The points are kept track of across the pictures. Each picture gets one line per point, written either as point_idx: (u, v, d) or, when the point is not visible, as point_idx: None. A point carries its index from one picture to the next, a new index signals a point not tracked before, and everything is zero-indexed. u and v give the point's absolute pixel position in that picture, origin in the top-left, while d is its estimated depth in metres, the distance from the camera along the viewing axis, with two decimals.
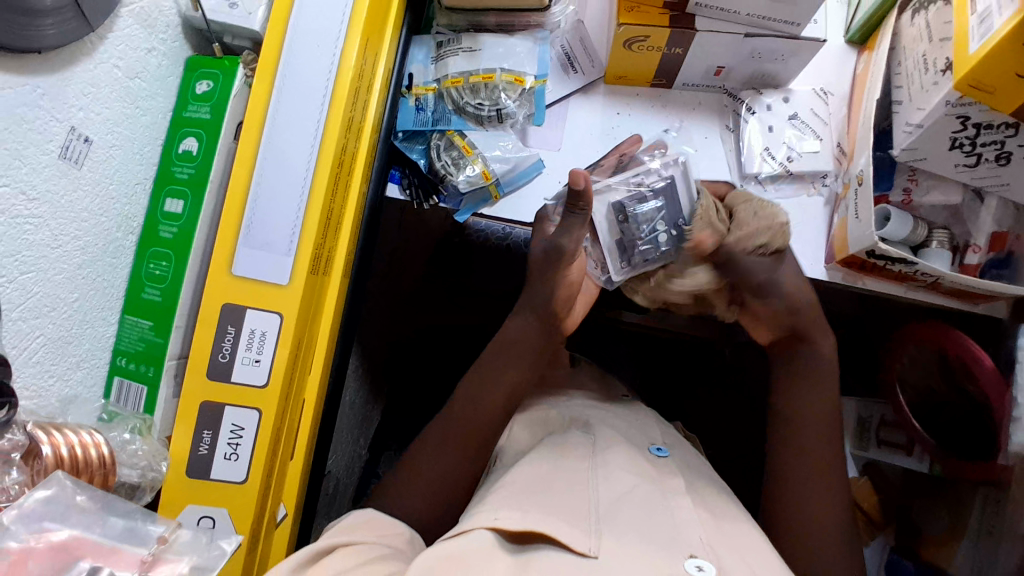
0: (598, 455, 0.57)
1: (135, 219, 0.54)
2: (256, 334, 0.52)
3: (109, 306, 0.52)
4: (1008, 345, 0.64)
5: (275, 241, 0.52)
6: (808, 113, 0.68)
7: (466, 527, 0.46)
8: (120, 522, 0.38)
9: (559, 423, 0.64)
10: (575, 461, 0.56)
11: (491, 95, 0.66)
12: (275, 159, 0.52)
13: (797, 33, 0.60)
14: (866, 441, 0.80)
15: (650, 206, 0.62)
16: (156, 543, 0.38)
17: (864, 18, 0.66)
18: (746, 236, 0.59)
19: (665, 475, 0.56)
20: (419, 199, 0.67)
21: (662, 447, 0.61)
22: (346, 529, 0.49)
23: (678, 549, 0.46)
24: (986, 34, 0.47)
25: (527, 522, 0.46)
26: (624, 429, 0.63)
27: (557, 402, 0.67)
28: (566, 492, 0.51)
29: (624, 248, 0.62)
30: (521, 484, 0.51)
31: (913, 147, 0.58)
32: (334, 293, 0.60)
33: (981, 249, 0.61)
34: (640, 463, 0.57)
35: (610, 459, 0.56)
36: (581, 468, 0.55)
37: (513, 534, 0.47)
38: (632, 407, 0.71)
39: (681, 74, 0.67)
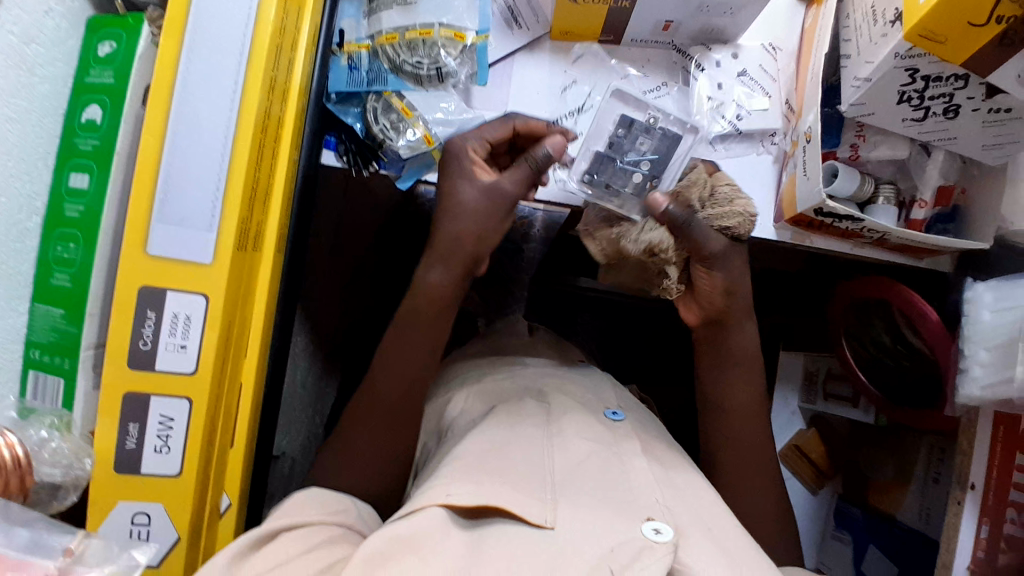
0: (553, 422, 0.56)
1: (39, 198, 0.49)
2: (180, 318, 0.48)
3: (15, 295, 0.48)
4: (953, 297, 0.66)
5: (195, 216, 0.48)
6: (757, 70, 0.66)
7: (417, 505, 0.44)
8: (24, 533, 0.36)
9: (514, 392, 0.62)
10: (531, 429, 0.55)
11: (430, 52, 0.61)
12: (189, 127, 0.48)
13: None
14: (813, 394, 0.83)
15: (645, 147, 0.59)
16: (62, 555, 0.36)
17: None
18: (713, 218, 0.56)
19: (621, 439, 0.55)
20: (359, 166, 0.65)
21: (617, 411, 0.61)
22: (297, 507, 0.47)
23: (637, 512, 0.45)
24: None
25: (484, 495, 0.45)
26: (579, 394, 0.63)
27: (513, 373, 0.66)
28: (525, 461, 0.50)
29: (601, 183, 0.60)
30: (475, 455, 0.50)
31: (861, 102, 0.57)
32: (266, 269, 0.56)
33: (927, 203, 0.61)
34: (596, 427, 0.56)
35: (565, 426, 0.55)
36: (537, 436, 0.54)
37: (468, 510, 0.45)
38: (588, 373, 0.70)
39: (628, 30, 0.64)
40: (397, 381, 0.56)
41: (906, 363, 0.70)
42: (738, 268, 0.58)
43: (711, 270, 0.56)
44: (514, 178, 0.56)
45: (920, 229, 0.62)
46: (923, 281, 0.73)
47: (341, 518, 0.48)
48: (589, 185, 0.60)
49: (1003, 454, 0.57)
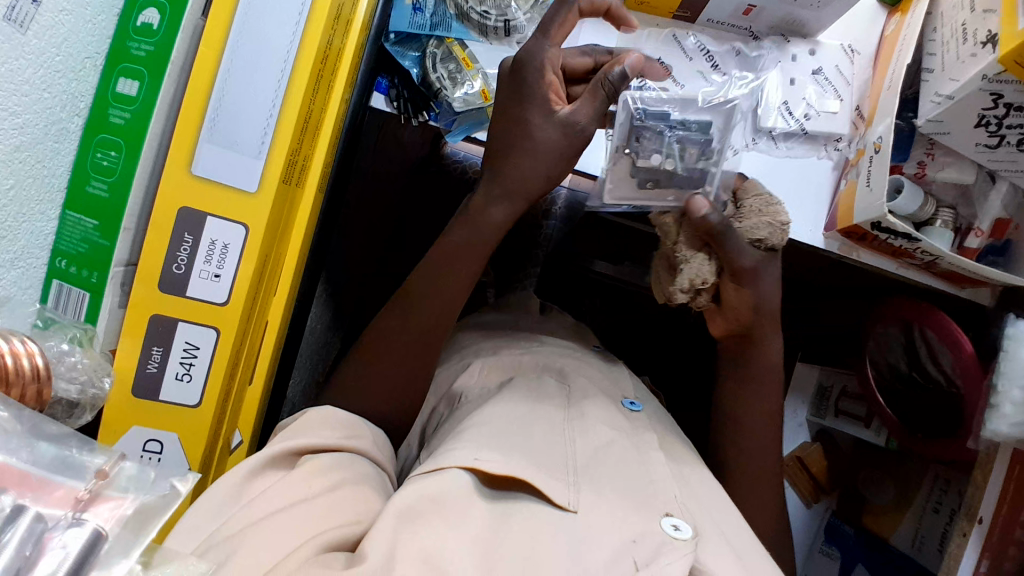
0: (573, 406, 0.55)
1: (83, 99, 0.46)
2: (216, 246, 0.46)
3: (47, 198, 0.45)
4: (991, 333, 0.65)
5: (244, 142, 0.45)
6: (833, 70, 0.64)
7: (442, 465, 0.43)
8: (51, 449, 0.33)
9: (532, 369, 0.61)
10: (552, 410, 0.53)
11: (499, 3, 0.58)
12: (252, 43, 0.45)
13: None
14: (824, 410, 0.82)
15: (688, 159, 0.52)
16: (93, 477, 0.33)
17: None
18: (746, 231, 0.54)
19: (639, 429, 0.54)
20: (408, 113, 0.61)
21: (635, 401, 0.60)
22: (300, 428, 0.46)
23: (656, 507, 0.44)
24: None
25: (510, 467, 0.43)
26: (598, 380, 0.61)
27: (532, 349, 0.65)
28: (547, 442, 0.49)
29: (634, 135, 0.52)
30: (496, 427, 0.48)
31: (939, 120, 0.56)
32: (307, 207, 0.53)
33: (983, 233, 0.60)
34: (617, 415, 0.55)
35: (586, 410, 0.54)
36: (558, 417, 0.53)
37: (491, 479, 0.44)
38: (607, 360, 0.69)
39: (707, 10, 0.61)
40: (419, 340, 0.54)
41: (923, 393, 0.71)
42: (768, 283, 0.56)
43: (744, 285, 0.54)
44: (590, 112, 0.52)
45: (971, 258, 0.61)
46: (953, 311, 0.72)
47: (359, 444, 0.47)
48: (632, 123, 0.51)
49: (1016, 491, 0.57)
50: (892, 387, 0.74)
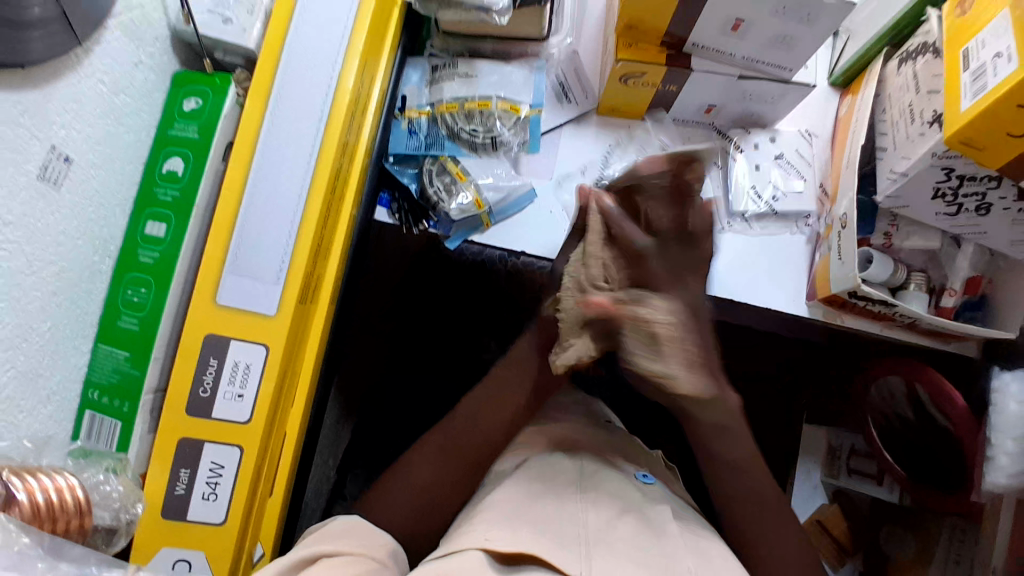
0: (585, 479, 0.56)
1: (113, 241, 0.50)
2: (240, 367, 0.50)
3: (81, 334, 0.49)
4: (982, 383, 0.67)
5: (263, 269, 0.50)
6: (794, 154, 0.70)
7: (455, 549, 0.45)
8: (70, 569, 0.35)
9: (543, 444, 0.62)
10: (563, 485, 0.54)
11: (486, 122, 0.64)
12: (269, 180, 0.50)
13: (788, 78, 0.61)
14: (837, 469, 0.83)
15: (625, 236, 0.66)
16: None
17: (847, 64, 0.69)
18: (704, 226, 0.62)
19: (652, 501, 0.56)
20: (409, 224, 0.66)
21: (649, 475, 0.61)
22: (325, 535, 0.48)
23: None
24: (980, 92, 0.48)
25: (523, 545, 0.45)
26: (607, 452, 0.63)
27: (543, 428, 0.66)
28: (557, 518, 0.49)
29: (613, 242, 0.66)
30: (509, 509, 0.50)
31: (896, 195, 0.60)
32: (320, 319, 0.57)
33: (957, 292, 0.63)
34: (630, 488, 0.56)
35: (597, 484, 0.55)
36: (572, 493, 0.54)
37: (504, 556, 0.45)
38: (616, 435, 0.70)
39: (674, 108, 0.68)
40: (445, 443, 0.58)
41: (930, 440, 0.71)
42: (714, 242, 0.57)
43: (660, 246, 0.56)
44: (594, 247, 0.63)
45: (949, 316, 0.64)
46: (948, 362, 0.74)
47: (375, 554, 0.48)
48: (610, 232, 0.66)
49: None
50: (897, 438, 0.75)
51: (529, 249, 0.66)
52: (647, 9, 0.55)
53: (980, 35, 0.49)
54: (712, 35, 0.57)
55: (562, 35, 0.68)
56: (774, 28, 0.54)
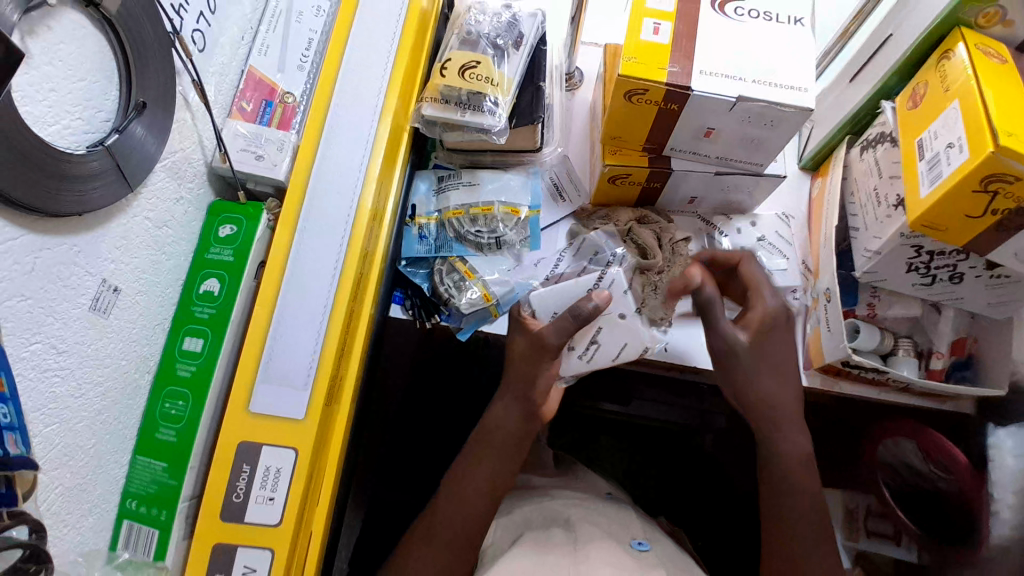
0: (580, 549, 0.57)
1: (152, 358, 0.54)
2: (271, 471, 0.52)
3: (121, 447, 0.52)
4: (977, 440, 0.69)
5: (292, 376, 0.53)
6: (774, 236, 0.75)
7: None
8: None
9: (541, 522, 0.64)
10: (558, 557, 0.56)
11: (490, 225, 0.70)
12: (297, 295, 0.54)
13: (760, 171, 0.66)
14: (855, 532, 0.82)
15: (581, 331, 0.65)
16: None
17: (814, 150, 0.76)
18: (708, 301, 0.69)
19: (648, 567, 0.56)
20: (422, 318, 0.69)
21: (643, 542, 0.62)
22: None
23: None
24: (936, 180, 0.53)
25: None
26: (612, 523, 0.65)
27: (559, 502, 0.68)
28: None
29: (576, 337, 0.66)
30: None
31: (872, 270, 0.65)
32: (343, 419, 0.60)
33: (944, 354, 0.67)
34: (623, 557, 0.57)
35: (592, 552, 0.57)
36: (565, 563, 0.55)
37: None
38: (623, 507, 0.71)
39: (662, 201, 0.74)
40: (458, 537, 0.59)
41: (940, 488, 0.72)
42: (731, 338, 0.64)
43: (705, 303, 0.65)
44: (557, 332, 0.62)
45: (940, 377, 0.67)
46: (942, 420, 0.77)
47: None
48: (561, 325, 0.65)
49: None
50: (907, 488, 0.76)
51: None
52: (625, 125, 0.63)
53: (933, 126, 0.55)
54: (691, 138, 0.63)
55: (553, 144, 0.75)
56: (745, 132, 0.60)
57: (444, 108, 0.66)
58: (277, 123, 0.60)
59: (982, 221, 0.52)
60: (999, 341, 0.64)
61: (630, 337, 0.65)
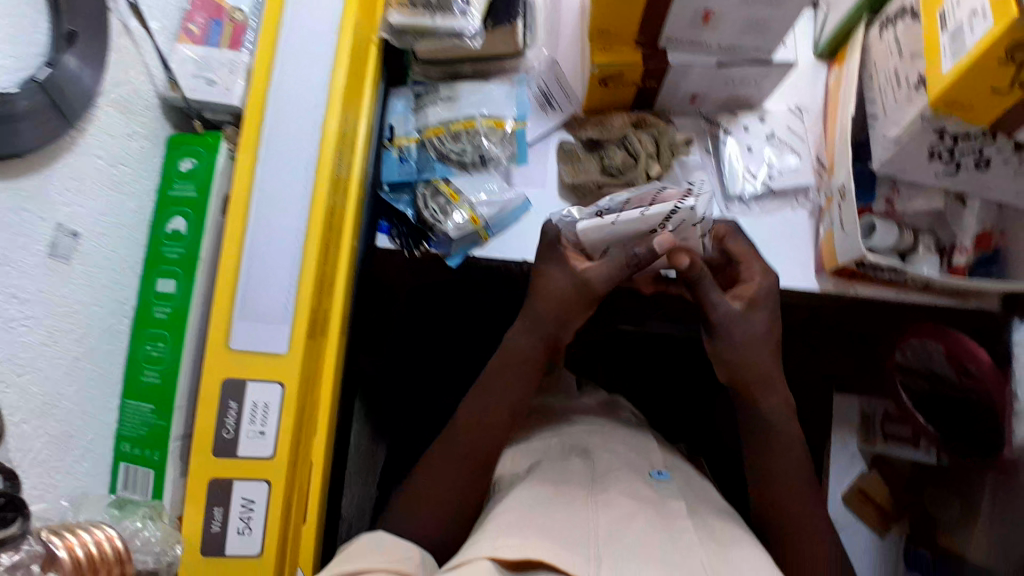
0: (598, 482, 0.56)
1: (128, 302, 0.53)
2: (259, 407, 0.51)
3: (108, 392, 0.52)
4: (1005, 338, 0.65)
5: (270, 311, 0.51)
6: (786, 131, 0.69)
7: (469, 557, 0.45)
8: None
9: (558, 451, 0.62)
10: (574, 488, 0.55)
11: (473, 141, 0.66)
12: (267, 227, 0.52)
13: (768, 58, 0.61)
14: (872, 436, 0.81)
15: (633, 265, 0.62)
16: None
17: (831, 33, 0.68)
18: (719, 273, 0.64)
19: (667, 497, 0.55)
20: (409, 247, 0.66)
21: (663, 471, 0.60)
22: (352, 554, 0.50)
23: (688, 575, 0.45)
24: (959, 53, 0.47)
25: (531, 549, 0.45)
26: (620, 451, 0.62)
27: (567, 430, 0.66)
28: (568, 518, 0.50)
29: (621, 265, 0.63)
30: (520, 510, 0.51)
31: (890, 160, 0.59)
32: (332, 351, 0.59)
33: (967, 249, 0.61)
34: (641, 489, 0.55)
35: (610, 485, 0.55)
36: (582, 495, 0.54)
37: (513, 563, 0.45)
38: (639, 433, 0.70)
39: (661, 99, 0.68)
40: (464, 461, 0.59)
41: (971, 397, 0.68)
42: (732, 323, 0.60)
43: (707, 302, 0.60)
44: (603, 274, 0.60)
45: (964, 274, 0.62)
46: (967, 319, 0.72)
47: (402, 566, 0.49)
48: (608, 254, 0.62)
49: None
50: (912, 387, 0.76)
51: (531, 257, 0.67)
52: (612, 16, 0.57)
53: None
54: (682, 23, 0.57)
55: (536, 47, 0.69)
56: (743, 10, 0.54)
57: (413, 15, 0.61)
58: (228, 43, 0.55)
59: (1010, 95, 0.47)
60: None
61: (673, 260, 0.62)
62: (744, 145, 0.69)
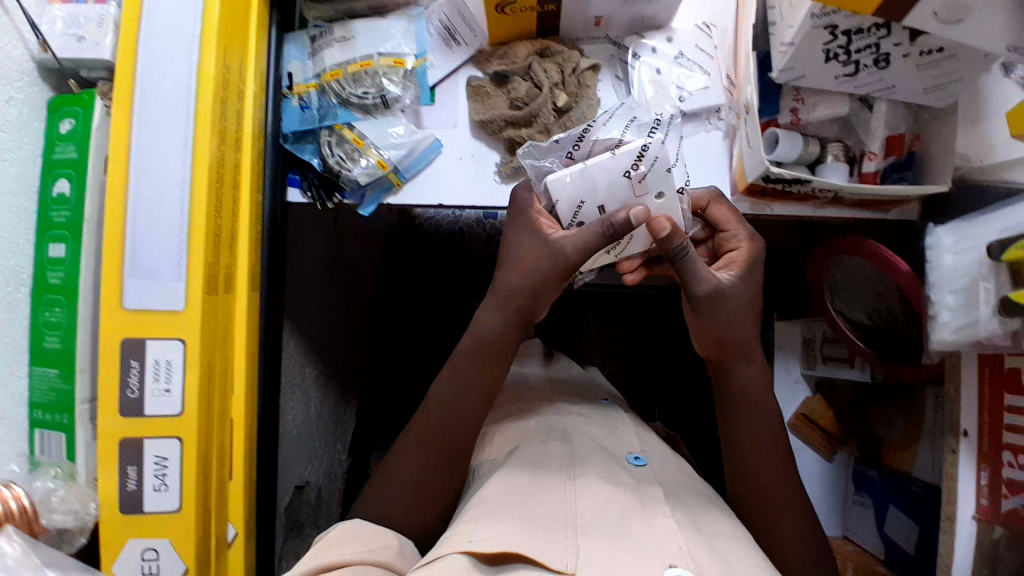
0: (575, 465, 0.59)
1: (24, 270, 0.53)
2: (161, 364, 0.52)
3: (13, 359, 0.52)
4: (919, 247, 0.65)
5: (162, 267, 0.51)
6: (693, 49, 0.67)
7: (441, 554, 0.46)
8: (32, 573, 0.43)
9: (537, 432, 0.66)
10: (552, 472, 0.58)
11: (374, 82, 0.64)
12: (150, 183, 0.51)
13: None
14: (813, 360, 0.86)
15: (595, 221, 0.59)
16: None
17: None
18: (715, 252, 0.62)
19: (644, 484, 0.58)
20: (323, 199, 0.66)
21: (639, 455, 0.63)
22: (328, 543, 0.52)
23: (658, 560, 0.46)
24: None
25: (505, 542, 0.47)
26: (610, 441, 0.67)
27: (545, 412, 0.71)
28: (549, 509, 0.53)
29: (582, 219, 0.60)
30: (499, 499, 0.53)
31: (790, 66, 0.57)
32: (242, 307, 0.58)
33: (877, 155, 0.60)
34: (619, 474, 0.58)
35: (587, 468, 0.58)
36: (558, 481, 0.57)
37: (490, 556, 0.47)
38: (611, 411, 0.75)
39: (565, 26, 0.67)
40: (427, 433, 0.60)
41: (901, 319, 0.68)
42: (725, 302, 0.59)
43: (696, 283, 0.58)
44: (577, 244, 0.57)
45: (873, 181, 0.61)
46: (887, 230, 0.72)
47: (385, 558, 0.52)
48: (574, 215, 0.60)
49: (993, 397, 0.59)
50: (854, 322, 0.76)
51: (445, 200, 0.66)
52: None
53: None
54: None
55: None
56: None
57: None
58: None
59: None
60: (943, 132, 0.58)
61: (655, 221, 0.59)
62: (653, 67, 0.67)
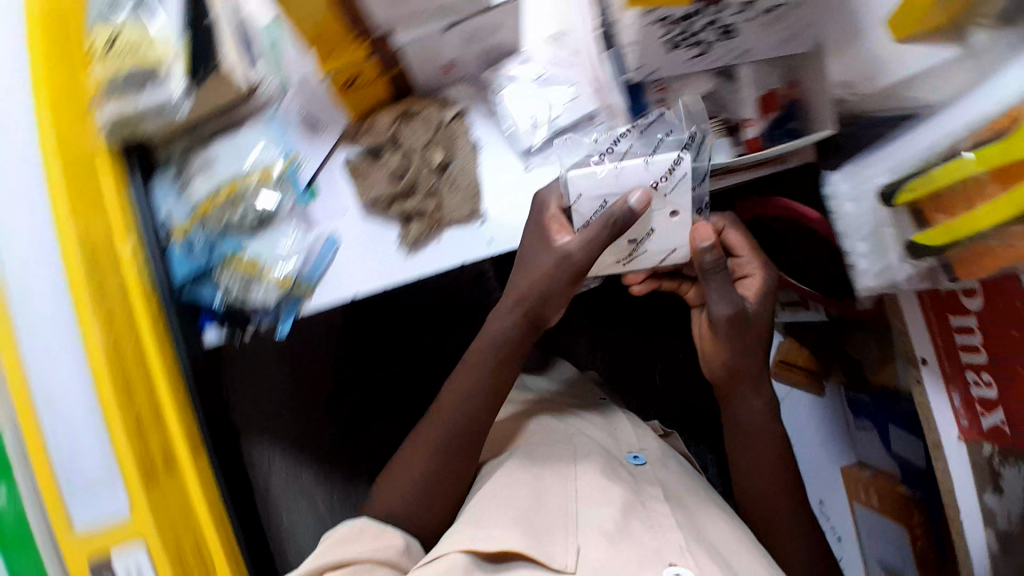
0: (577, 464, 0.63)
1: None
2: (132, 568, 0.58)
3: None
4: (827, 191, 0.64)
5: (98, 490, 0.57)
6: (551, 65, 0.66)
7: (442, 552, 0.52)
8: None
9: (550, 429, 0.68)
10: (556, 467, 0.62)
11: (249, 202, 0.62)
12: (57, 417, 0.55)
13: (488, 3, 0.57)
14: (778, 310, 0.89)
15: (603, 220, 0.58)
16: None
17: None
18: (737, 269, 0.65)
19: (643, 482, 0.63)
20: (239, 332, 0.64)
21: (638, 454, 0.68)
22: (340, 540, 0.56)
23: (658, 562, 0.53)
24: None
25: (506, 542, 0.53)
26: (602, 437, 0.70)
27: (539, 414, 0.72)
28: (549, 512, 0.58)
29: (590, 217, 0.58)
30: (499, 497, 0.57)
31: (641, 64, 0.56)
32: (190, 476, 0.61)
33: (756, 119, 0.60)
34: (619, 470, 0.63)
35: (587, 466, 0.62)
36: (560, 481, 0.61)
37: (490, 555, 0.54)
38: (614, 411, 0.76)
39: (416, 77, 0.64)
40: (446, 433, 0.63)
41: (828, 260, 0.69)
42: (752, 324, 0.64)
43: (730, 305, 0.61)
44: (580, 245, 0.56)
45: (759, 146, 0.60)
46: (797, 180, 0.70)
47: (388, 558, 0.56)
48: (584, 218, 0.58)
49: (939, 321, 0.58)
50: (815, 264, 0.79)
51: (362, 289, 0.64)
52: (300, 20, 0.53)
53: None
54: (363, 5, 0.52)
55: (262, 70, 0.61)
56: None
57: (117, 86, 0.56)
58: None
59: None
60: (816, 79, 0.56)
61: (680, 240, 0.59)
62: (517, 94, 0.65)
